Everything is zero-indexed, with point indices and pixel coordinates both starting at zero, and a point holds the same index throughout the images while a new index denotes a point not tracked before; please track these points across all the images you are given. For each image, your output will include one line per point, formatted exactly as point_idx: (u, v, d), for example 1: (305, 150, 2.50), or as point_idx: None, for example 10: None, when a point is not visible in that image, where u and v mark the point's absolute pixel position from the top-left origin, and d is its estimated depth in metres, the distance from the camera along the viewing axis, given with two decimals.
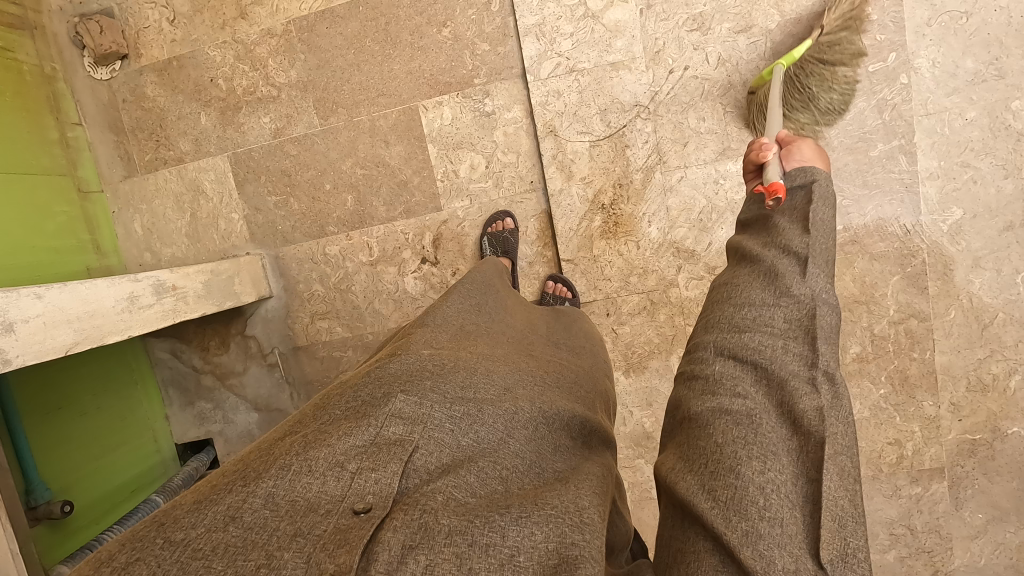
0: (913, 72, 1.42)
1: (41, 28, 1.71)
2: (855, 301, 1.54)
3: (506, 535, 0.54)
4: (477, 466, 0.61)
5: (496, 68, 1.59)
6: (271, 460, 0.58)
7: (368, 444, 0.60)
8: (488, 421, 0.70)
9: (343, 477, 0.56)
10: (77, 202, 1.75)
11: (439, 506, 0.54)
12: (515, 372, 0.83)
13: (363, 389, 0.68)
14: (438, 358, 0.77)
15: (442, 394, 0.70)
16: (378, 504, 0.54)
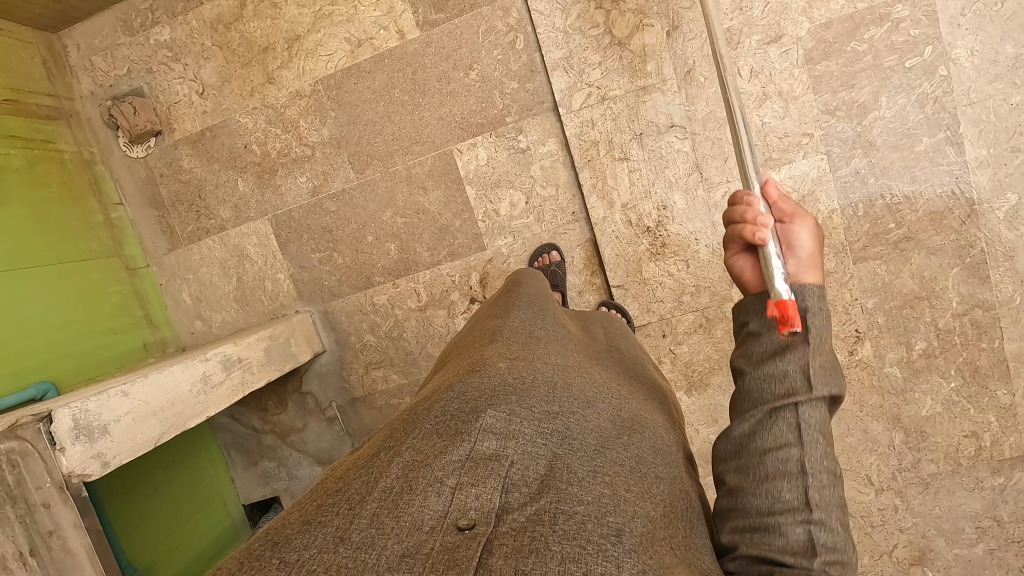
0: (951, 64, 1.41)
1: (76, 115, 1.76)
2: (916, 297, 1.52)
3: (622, 567, 0.45)
4: (575, 481, 0.55)
5: (527, 104, 1.60)
6: (371, 480, 0.54)
7: (462, 461, 0.55)
8: (580, 435, 0.63)
9: (444, 493, 0.52)
10: (127, 279, 1.78)
11: (543, 528, 0.48)
12: (594, 385, 0.76)
13: (450, 403, 0.63)
14: (522, 370, 0.71)
15: (531, 415, 0.63)
16: (480, 520, 0.50)
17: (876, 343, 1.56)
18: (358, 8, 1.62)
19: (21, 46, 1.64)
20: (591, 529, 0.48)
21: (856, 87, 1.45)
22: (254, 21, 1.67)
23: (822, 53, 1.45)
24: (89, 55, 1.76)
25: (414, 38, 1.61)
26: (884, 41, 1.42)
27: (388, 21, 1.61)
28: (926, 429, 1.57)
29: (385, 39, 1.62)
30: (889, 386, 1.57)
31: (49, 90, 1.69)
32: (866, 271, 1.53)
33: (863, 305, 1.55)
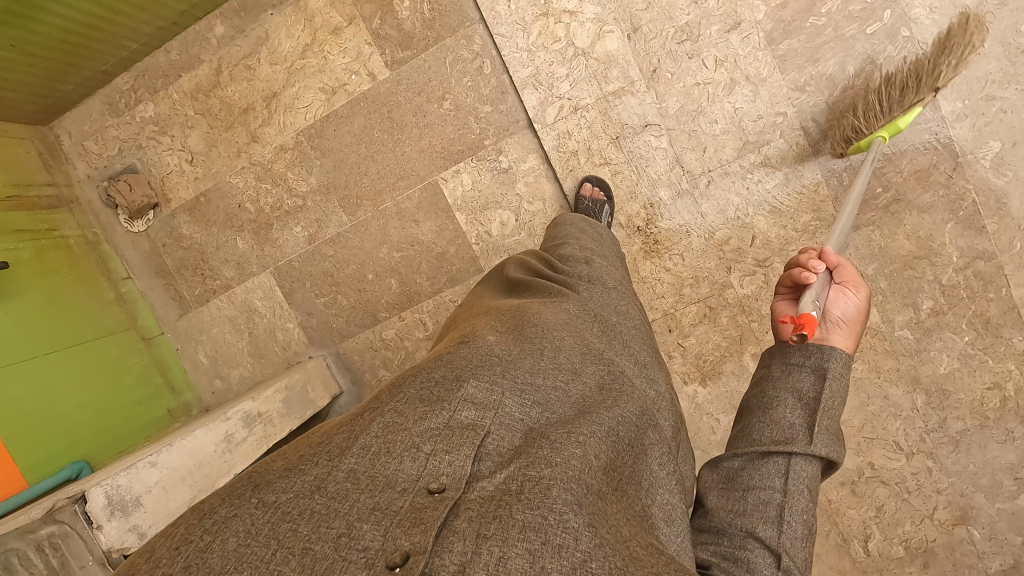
0: (912, 24, 1.42)
1: (76, 200, 1.83)
2: (915, 257, 1.52)
3: (581, 540, 0.51)
4: (547, 447, 0.62)
5: (503, 125, 1.62)
6: (351, 436, 0.63)
7: (439, 428, 0.63)
8: (558, 411, 0.71)
9: (418, 457, 0.59)
10: (145, 349, 1.84)
11: (510, 498, 0.54)
12: (585, 354, 0.83)
13: (437, 374, 0.71)
14: (511, 346, 0.80)
15: (513, 389, 0.71)
16: (450, 485, 0.55)
17: (882, 308, 1.56)
18: (327, 57, 1.67)
19: (17, 142, 1.71)
20: (555, 494, 0.55)
21: (821, 60, 1.47)
22: (231, 85, 1.73)
23: (783, 33, 1.47)
24: (81, 141, 1.83)
25: (385, 78, 1.65)
26: (842, 11, 1.44)
27: (358, 65, 1.66)
28: (947, 387, 1.56)
29: (358, 83, 1.67)
30: (902, 349, 1.57)
31: (47, 180, 1.76)
32: (861, 239, 1.53)
33: (863, 272, 1.55)
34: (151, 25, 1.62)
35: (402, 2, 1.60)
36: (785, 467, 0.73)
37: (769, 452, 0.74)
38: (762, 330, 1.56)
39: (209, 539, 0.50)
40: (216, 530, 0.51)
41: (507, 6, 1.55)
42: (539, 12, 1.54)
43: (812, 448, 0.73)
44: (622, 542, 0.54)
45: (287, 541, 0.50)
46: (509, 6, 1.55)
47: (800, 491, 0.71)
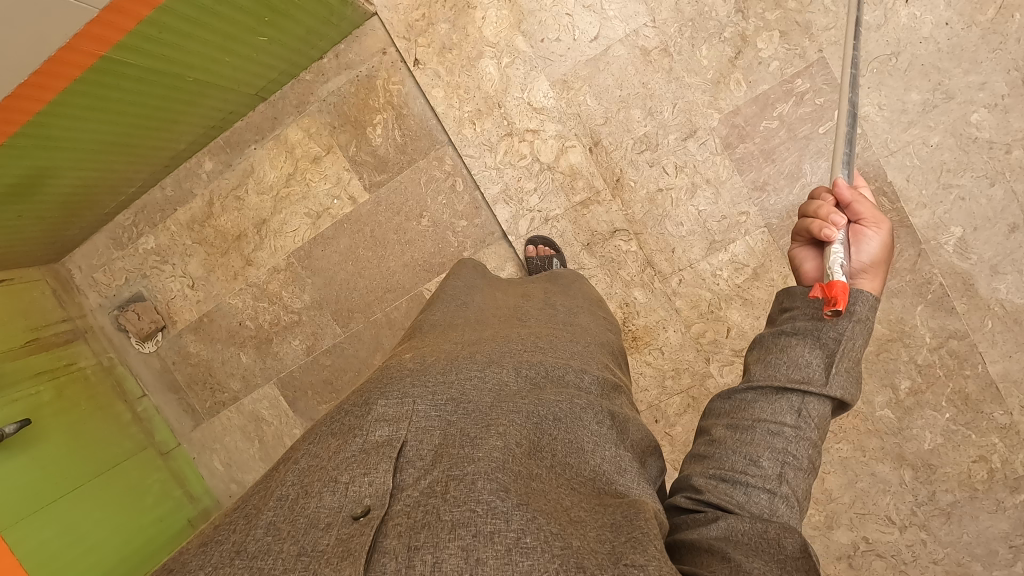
0: (863, 121, 1.47)
1: (90, 329, 1.96)
2: (888, 340, 1.55)
3: (511, 519, 0.45)
4: (466, 444, 0.54)
5: (480, 237, 1.70)
6: (266, 491, 0.50)
7: (354, 454, 0.52)
8: (474, 399, 0.62)
9: (337, 490, 0.48)
10: (163, 465, 1.95)
11: (436, 499, 0.47)
12: (505, 350, 0.76)
13: (348, 406, 0.60)
14: (423, 358, 0.70)
15: (423, 392, 0.61)
16: (375, 505, 0.47)
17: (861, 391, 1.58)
18: (310, 184, 1.76)
19: (31, 286, 1.83)
20: (480, 488, 0.48)
21: (778, 160, 1.51)
22: (223, 214, 1.83)
23: (738, 137, 1.52)
24: (91, 273, 1.96)
25: (365, 201, 1.74)
26: (794, 114, 1.49)
27: (339, 190, 1.75)
28: (932, 462, 1.57)
29: (340, 207, 1.76)
30: (886, 428, 1.59)
31: (63, 316, 1.89)
32: None
33: None
34: (144, 171, 1.73)
35: (374, 130, 1.69)
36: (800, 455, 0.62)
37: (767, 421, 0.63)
38: None
39: None
40: None
41: (473, 129, 1.63)
42: (503, 132, 1.62)
43: (827, 389, 0.63)
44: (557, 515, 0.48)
45: None
46: (474, 129, 1.63)
47: (811, 431, 0.62)
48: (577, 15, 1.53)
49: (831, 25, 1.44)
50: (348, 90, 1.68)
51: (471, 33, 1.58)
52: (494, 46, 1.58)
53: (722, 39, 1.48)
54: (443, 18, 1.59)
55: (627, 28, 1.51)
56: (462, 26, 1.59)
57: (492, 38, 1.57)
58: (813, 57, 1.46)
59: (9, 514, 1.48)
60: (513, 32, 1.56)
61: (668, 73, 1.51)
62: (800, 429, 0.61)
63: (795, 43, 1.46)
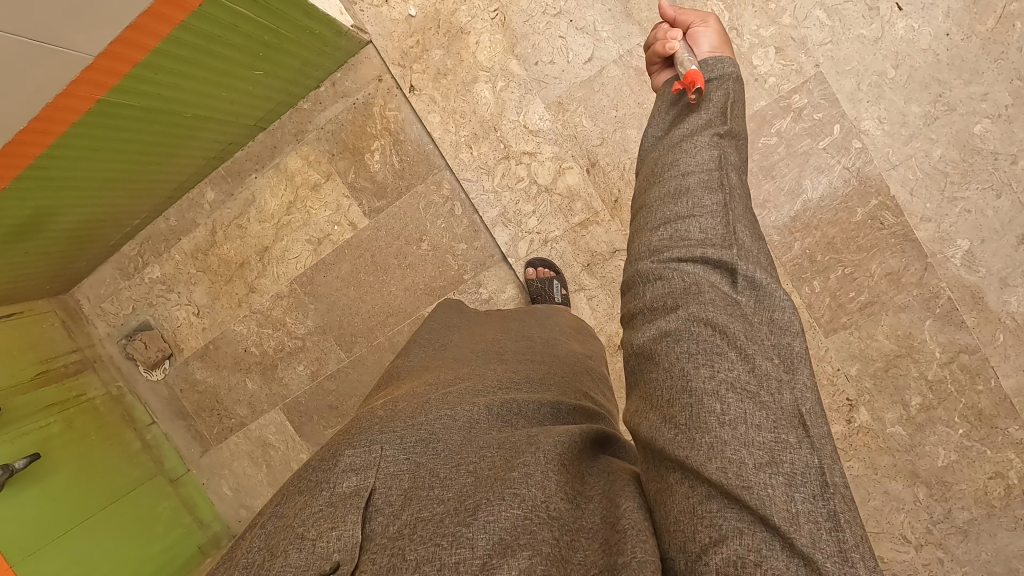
0: (863, 136, 1.45)
1: (98, 358, 1.98)
2: (897, 356, 1.52)
3: (476, 546, 0.43)
4: (436, 482, 0.50)
5: (479, 260, 1.69)
6: (233, 559, 0.47)
7: (323, 508, 0.48)
8: (446, 431, 0.57)
9: (304, 546, 0.45)
10: (172, 491, 1.96)
11: (403, 542, 0.45)
12: (480, 382, 0.71)
13: (314, 460, 0.55)
14: (395, 400, 0.65)
15: (391, 430, 0.55)
16: (345, 560, 0.45)
17: (871, 408, 1.55)
18: (310, 212, 1.77)
19: (41, 318, 1.86)
20: (446, 523, 0.46)
21: (778, 176, 1.49)
22: (226, 243, 1.85)
23: None
24: (99, 303, 1.98)
25: (365, 226, 1.75)
26: (792, 130, 1.47)
27: (339, 216, 1.76)
28: (947, 479, 1.52)
29: (340, 233, 1.77)
30: (898, 445, 1.55)
31: (72, 346, 1.92)
32: (841, 342, 1.54)
33: (847, 373, 1.55)
34: (148, 203, 1.75)
35: (372, 156, 1.70)
36: (764, 277, 0.55)
37: (706, 259, 0.57)
38: None
39: None
40: None
41: (469, 153, 1.63)
42: (500, 155, 1.62)
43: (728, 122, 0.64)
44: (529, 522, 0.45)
45: None
46: (471, 153, 1.63)
47: (735, 180, 0.61)
48: (571, 37, 1.53)
49: (827, 40, 1.42)
50: (345, 117, 1.69)
51: (466, 58, 1.58)
52: (489, 71, 1.58)
53: None
54: (437, 44, 1.59)
55: (620, 48, 1.51)
56: (456, 51, 1.59)
57: (486, 63, 1.57)
58: (810, 72, 1.44)
59: (19, 547, 1.49)
60: (507, 56, 1.56)
61: None
62: (722, 174, 0.60)
63: (791, 59, 1.44)
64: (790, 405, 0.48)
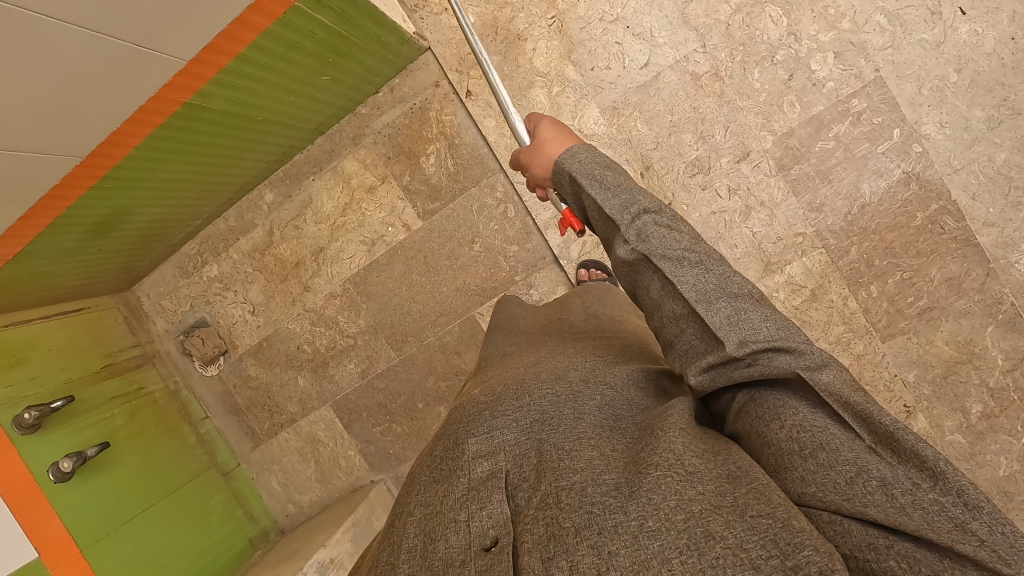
0: (924, 139, 1.44)
1: (157, 354, 2.05)
2: (957, 362, 1.50)
3: (628, 510, 0.45)
4: (563, 453, 0.52)
5: (531, 262, 1.72)
6: (393, 547, 0.50)
7: (465, 494, 0.51)
8: (558, 410, 0.59)
9: (460, 527, 0.48)
10: (225, 485, 2.01)
11: (554, 511, 0.46)
12: (570, 360, 0.73)
13: (439, 451, 0.58)
14: (493, 386, 0.67)
15: (507, 416, 0.58)
16: (503, 533, 0.47)
17: (930, 415, 1.52)
18: (365, 213, 1.82)
19: (105, 315, 1.93)
20: (591, 493, 0.47)
21: (835, 180, 1.50)
22: (282, 243, 1.91)
23: (792, 159, 1.51)
24: (158, 300, 2.06)
25: (419, 228, 1.79)
26: (850, 134, 1.47)
27: (393, 218, 1.80)
28: (1009, 489, 1.47)
29: (394, 234, 1.81)
30: (957, 454, 1.51)
31: (133, 342, 1.99)
32: (898, 347, 1.52)
33: (904, 379, 1.53)
34: (210, 205, 1.82)
35: (427, 159, 1.74)
36: (736, 313, 0.61)
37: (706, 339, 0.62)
38: None
39: None
40: None
41: None
42: None
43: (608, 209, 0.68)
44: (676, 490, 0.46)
45: None
46: None
47: (653, 232, 0.67)
48: (627, 43, 1.55)
49: (887, 44, 1.43)
50: (402, 122, 1.74)
51: (522, 64, 1.62)
52: (545, 76, 1.61)
53: (774, 62, 1.48)
54: (494, 51, 1.63)
55: (676, 54, 1.53)
56: (513, 57, 1.62)
57: (542, 68, 1.61)
58: (869, 77, 1.44)
59: (87, 532, 1.55)
60: (563, 62, 1.59)
61: (719, 97, 1.52)
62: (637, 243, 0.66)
63: (850, 63, 1.45)
64: (865, 427, 0.52)
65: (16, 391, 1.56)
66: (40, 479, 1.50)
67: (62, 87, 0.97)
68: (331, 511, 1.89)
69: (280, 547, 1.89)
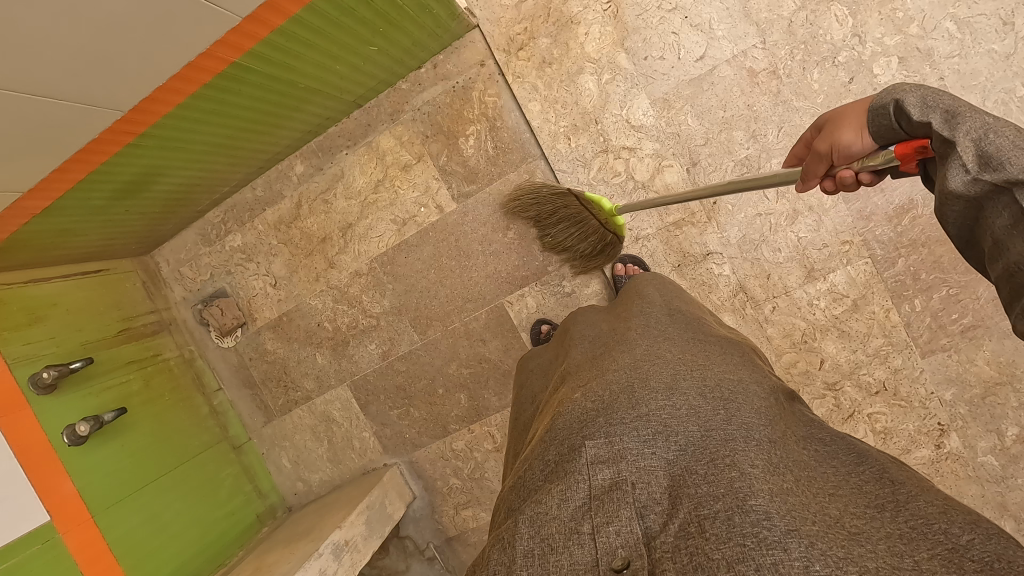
0: None
1: (174, 321, 2.01)
2: (996, 383, 1.47)
3: (789, 549, 0.53)
4: (700, 480, 0.63)
5: (566, 253, 1.69)
6: (507, 543, 0.64)
7: (586, 502, 0.64)
8: (680, 427, 0.71)
9: (586, 542, 0.60)
10: (236, 459, 1.98)
11: (697, 540, 0.56)
12: (675, 368, 0.83)
13: (553, 455, 0.73)
14: (599, 392, 0.80)
15: (628, 430, 0.70)
16: (633, 557, 0.58)
17: (963, 434, 1.50)
18: (398, 191, 1.78)
19: (124, 277, 1.89)
20: (739, 522, 0.56)
21: (888, 189, 1.46)
22: (311, 217, 1.86)
23: None
24: (178, 266, 2.00)
25: (452, 210, 1.75)
26: None
27: (427, 198, 1.76)
28: None
29: (427, 215, 1.77)
30: (987, 476, 1.49)
31: (150, 307, 1.94)
32: (936, 364, 1.50)
33: (940, 397, 1.50)
34: (241, 172, 1.77)
35: (466, 140, 1.70)
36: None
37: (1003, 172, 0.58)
38: None
39: None
40: None
41: (568, 144, 1.62)
42: (599, 148, 1.61)
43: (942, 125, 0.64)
44: (834, 540, 0.56)
45: None
46: (569, 144, 1.62)
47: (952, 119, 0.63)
48: (684, 33, 1.51)
49: (954, 52, 1.39)
50: (443, 100, 1.69)
51: (573, 49, 1.58)
52: (596, 63, 1.57)
53: (835, 63, 1.45)
54: (545, 33, 1.59)
55: (735, 49, 1.49)
56: (564, 41, 1.58)
57: (594, 54, 1.57)
58: (933, 85, 1.40)
59: (99, 498, 1.52)
60: (615, 49, 1.55)
61: (776, 96, 1.48)
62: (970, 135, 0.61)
63: (914, 70, 1.41)
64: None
65: (34, 349, 1.54)
66: (55, 441, 1.48)
67: (110, 25, 0.91)
68: (344, 491, 1.86)
69: (290, 524, 1.86)
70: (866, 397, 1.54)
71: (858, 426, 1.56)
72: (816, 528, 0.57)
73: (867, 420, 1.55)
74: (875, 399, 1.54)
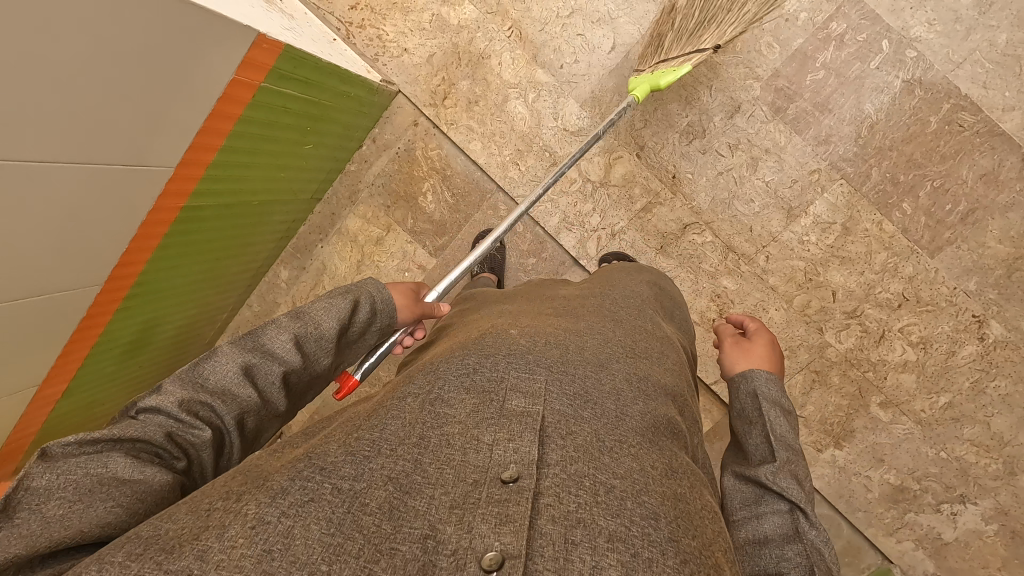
0: (916, 43, 1.38)
1: None
2: (1016, 258, 1.41)
3: (667, 554, 0.50)
4: (611, 450, 0.60)
5: (553, 270, 1.70)
6: (401, 420, 0.58)
7: (496, 417, 0.59)
8: (604, 392, 0.69)
9: (482, 449, 0.55)
10: None
11: (586, 494, 0.52)
12: (607, 347, 0.79)
13: (469, 361, 0.68)
14: (532, 334, 0.77)
15: (556, 375, 0.68)
16: (523, 473, 0.52)
17: (1003, 318, 1.44)
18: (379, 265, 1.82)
19: None
20: (630, 503, 0.53)
21: (836, 108, 1.45)
22: None
23: (786, 99, 1.47)
24: None
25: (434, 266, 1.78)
26: (837, 58, 1.43)
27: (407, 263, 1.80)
28: None
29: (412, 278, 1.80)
30: None
31: None
32: (950, 259, 1.44)
33: (966, 289, 1.45)
34: (233, 294, 1.84)
35: (425, 198, 1.75)
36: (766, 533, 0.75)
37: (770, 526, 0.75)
38: (879, 378, 1.52)
39: (287, 523, 0.44)
40: (294, 515, 0.45)
41: (518, 169, 1.66)
42: (548, 164, 1.63)
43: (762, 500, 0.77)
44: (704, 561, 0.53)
45: (379, 534, 0.46)
46: (519, 169, 1.65)
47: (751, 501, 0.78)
48: (589, 32, 1.54)
49: None
50: (392, 167, 1.75)
51: (493, 81, 1.62)
52: (517, 87, 1.61)
53: None
54: (462, 76, 1.64)
55: (642, 28, 1.51)
56: (482, 77, 1.63)
57: (513, 80, 1.61)
58: None
59: None
60: (531, 67, 1.59)
61: None
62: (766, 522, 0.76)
63: None
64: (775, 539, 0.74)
65: None
66: None
67: (54, 211, 0.98)
68: None
69: None
70: (891, 314, 1.49)
71: (894, 345, 1.50)
72: (694, 543, 0.54)
73: (900, 336, 1.49)
74: (901, 313, 1.48)
